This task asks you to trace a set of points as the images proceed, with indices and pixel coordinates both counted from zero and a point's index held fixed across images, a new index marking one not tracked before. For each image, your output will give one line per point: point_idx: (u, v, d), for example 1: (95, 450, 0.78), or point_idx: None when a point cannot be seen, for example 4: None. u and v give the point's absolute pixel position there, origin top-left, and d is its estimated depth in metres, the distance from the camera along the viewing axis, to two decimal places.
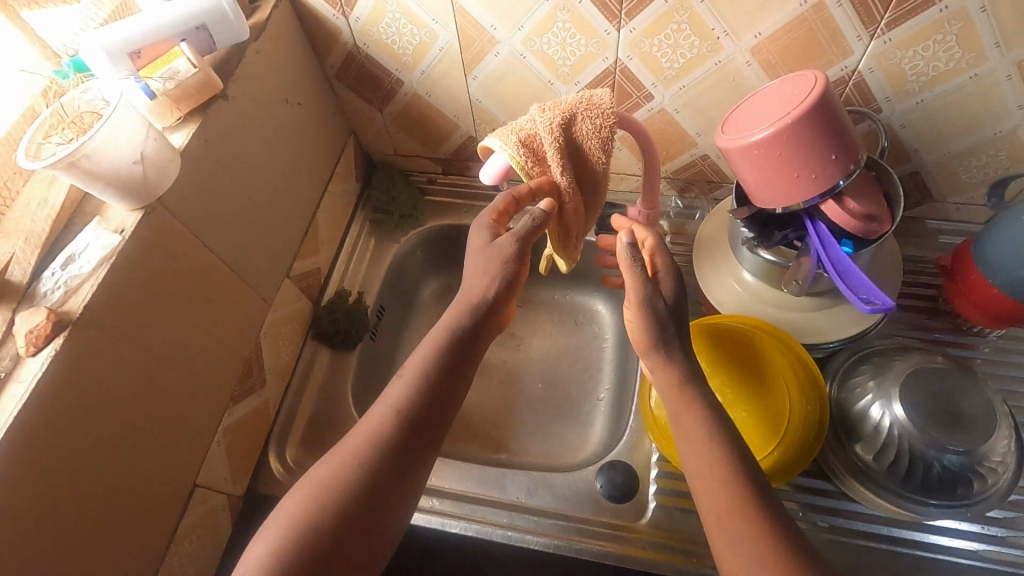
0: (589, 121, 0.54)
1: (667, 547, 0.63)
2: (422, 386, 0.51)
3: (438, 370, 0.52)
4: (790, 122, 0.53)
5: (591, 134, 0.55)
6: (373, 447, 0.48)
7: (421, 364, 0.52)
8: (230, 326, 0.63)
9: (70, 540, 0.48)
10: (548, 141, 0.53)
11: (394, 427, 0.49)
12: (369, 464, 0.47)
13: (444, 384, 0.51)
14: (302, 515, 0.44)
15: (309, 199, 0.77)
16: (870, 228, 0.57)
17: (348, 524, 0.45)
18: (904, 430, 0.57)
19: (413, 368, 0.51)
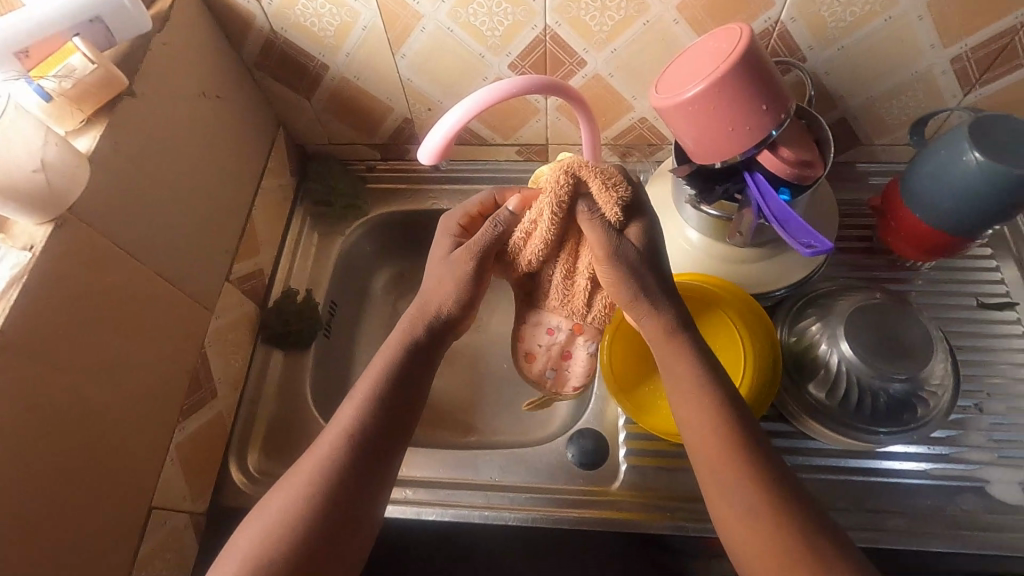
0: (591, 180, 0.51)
1: (642, 504, 0.64)
2: (377, 398, 0.50)
3: (395, 382, 0.50)
4: (720, 76, 0.54)
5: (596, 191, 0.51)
6: (335, 465, 0.47)
7: (375, 379, 0.50)
8: (171, 338, 0.60)
9: None
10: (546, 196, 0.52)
11: (352, 441, 0.48)
12: (331, 481, 0.46)
13: (402, 395, 0.50)
14: (273, 525, 0.45)
15: (242, 196, 0.73)
16: (804, 173, 0.59)
17: (323, 529, 0.45)
18: (851, 365, 0.60)
19: (383, 363, 0.51)
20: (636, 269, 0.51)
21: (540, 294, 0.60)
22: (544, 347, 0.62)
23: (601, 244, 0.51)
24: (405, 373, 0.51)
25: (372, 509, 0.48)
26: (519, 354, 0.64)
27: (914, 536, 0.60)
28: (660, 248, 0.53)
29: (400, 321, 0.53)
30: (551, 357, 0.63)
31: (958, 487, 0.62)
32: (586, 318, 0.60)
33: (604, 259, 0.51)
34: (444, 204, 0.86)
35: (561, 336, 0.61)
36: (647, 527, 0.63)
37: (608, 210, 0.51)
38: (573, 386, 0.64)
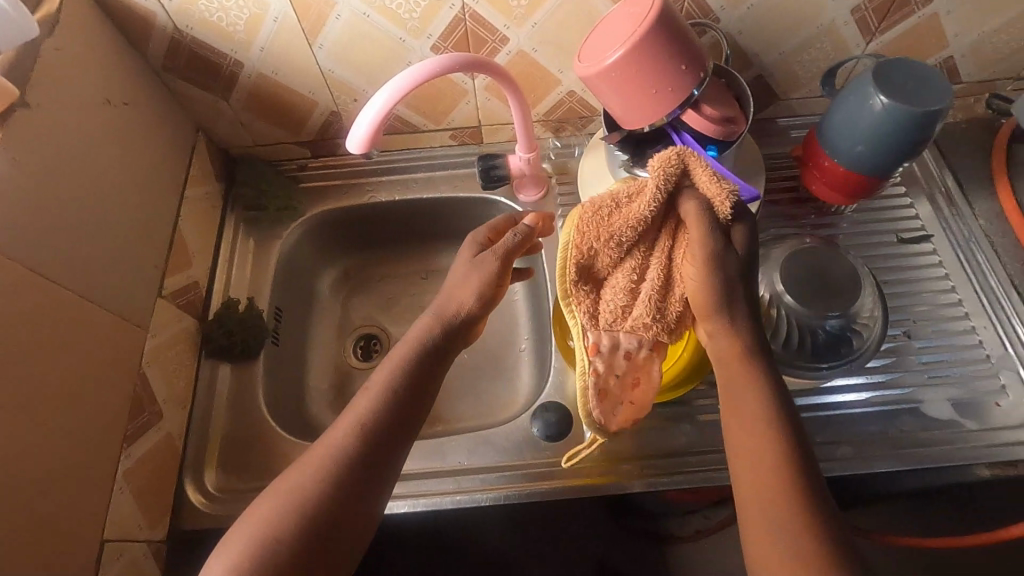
0: (703, 175, 0.54)
1: (609, 468, 0.66)
2: (394, 388, 0.53)
3: (411, 374, 0.54)
4: (638, 39, 0.55)
5: (706, 184, 0.54)
6: (343, 456, 0.49)
7: (393, 370, 0.54)
8: (104, 361, 0.56)
9: None
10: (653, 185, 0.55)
11: (365, 432, 0.50)
12: (336, 471, 0.48)
13: (418, 387, 0.54)
14: (271, 515, 0.46)
15: (166, 207, 0.69)
16: (728, 129, 0.61)
17: (318, 519, 0.46)
18: (789, 308, 0.63)
19: (400, 357, 0.55)
20: (730, 275, 0.54)
21: (617, 307, 0.59)
22: (617, 369, 0.60)
23: (705, 239, 0.53)
24: (419, 368, 0.54)
25: (374, 496, 0.49)
26: (588, 397, 0.59)
27: (861, 460, 0.64)
28: (755, 255, 0.56)
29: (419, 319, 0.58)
30: (624, 385, 0.60)
31: (896, 410, 0.67)
32: (664, 334, 0.59)
33: (701, 251, 0.53)
34: (382, 196, 0.85)
35: (639, 354, 0.60)
36: (615, 489, 0.65)
37: (722, 203, 0.54)
38: (626, 420, 0.60)
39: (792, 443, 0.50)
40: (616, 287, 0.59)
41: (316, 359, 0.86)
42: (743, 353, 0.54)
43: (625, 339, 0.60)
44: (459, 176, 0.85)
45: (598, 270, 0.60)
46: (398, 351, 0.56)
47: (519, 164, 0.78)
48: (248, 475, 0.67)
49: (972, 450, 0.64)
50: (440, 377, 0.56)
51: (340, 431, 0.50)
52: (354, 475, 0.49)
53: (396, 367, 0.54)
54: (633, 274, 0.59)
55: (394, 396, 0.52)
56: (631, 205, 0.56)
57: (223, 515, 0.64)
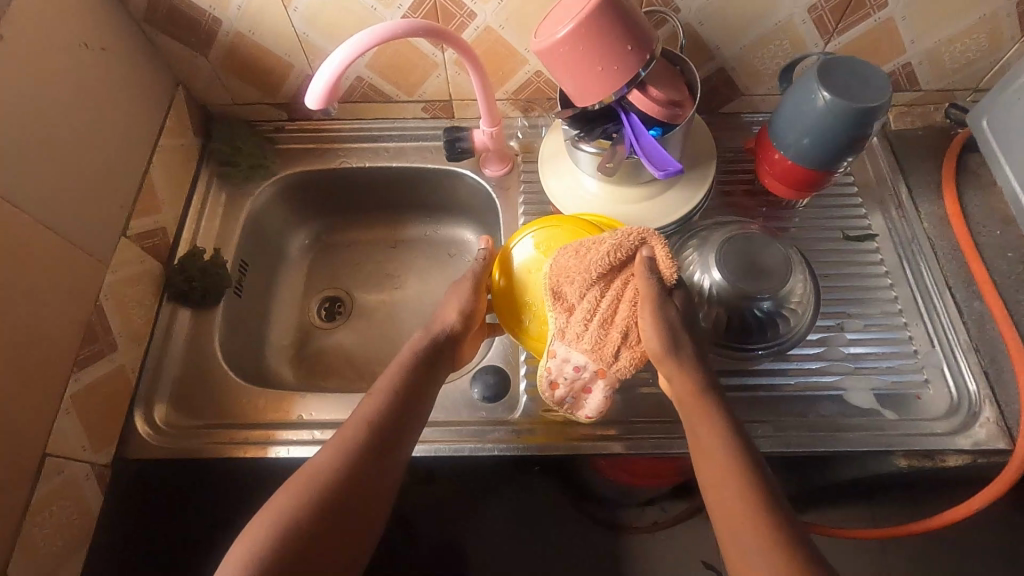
0: (659, 247, 0.59)
1: (539, 430, 0.69)
2: (397, 387, 0.58)
3: (412, 377, 0.59)
4: (587, 16, 0.57)
5: (661, 255, 0.59)
6: (360, 441, 0.53)
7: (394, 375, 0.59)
8: (58, 289, 0.59)
9: None
10: (614, 241, 0.59)
11: (375, 420, 0.55)
12: (355, 456, 0.52)
13: (418, 388, 0.59)
14: (283, 512, 0.48)
15: (138, 153, 0.72)
16: (673, 112, 0.64)
17: (329, 515, 0.49)
18: (720, 289, 0.65)
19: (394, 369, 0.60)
20: (673, 325, 0.58)
21: (575, 330, 0.61)
22: (568, 379, 0.61)
23: (654, 292, 0.58)
24: (413, 376, 0.59)
25: (386, 479, 0.54)
26: (542, 379, 0.62)
27: (780, 439, 0.66)
28: (694, 323, 0.60)
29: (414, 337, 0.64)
30: (572, 388, 0.62)
31: (820, 396, 0.69)
32: (612, 369, 0.60)
33: (649, 306, 0.58)
34: (353, 162, 0.87)
35: (585, 374, 0.61)
36: (543, 450, 0.68)
37: (666, 271, 0.59)
38: (587, 415, 0.63)
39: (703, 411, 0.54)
40: (576, 316, 0.61)
41: (278, 315, 0.89)
42: (698, 395, 0.56)
43: (575, 357, 0.61)
44: (429, 148, 0.88)
45: (559, 298, 0.62)
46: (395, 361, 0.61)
47: (482, 138, 0.80)
48: (197, 413, 0.70)
49: (889, 438, 0.66)
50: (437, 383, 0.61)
51: (350, 424, 0.55)
52: (375, 456, 0.53)
53: (396, 372, 0.59)
54: (591, 313, 0.60)
55: (399, 393, 0.57)
56: (589, 255, 0.60)
57: (167, 447, 0.68)
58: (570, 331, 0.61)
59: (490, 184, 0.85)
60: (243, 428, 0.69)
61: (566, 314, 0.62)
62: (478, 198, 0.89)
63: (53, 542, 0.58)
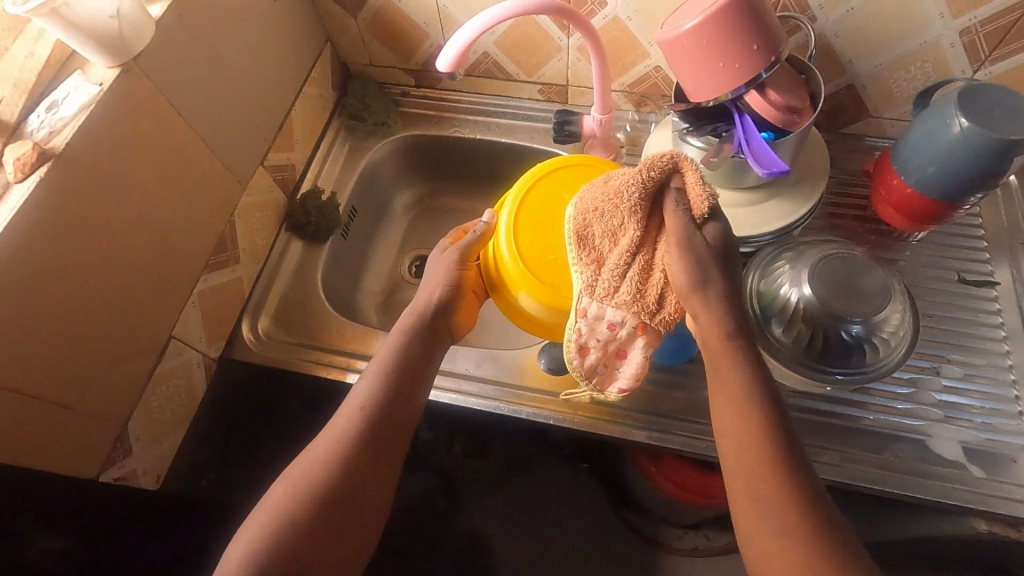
0: (693, 172, 0.55)
1: (595, 409, 0.71)
2: (388, 378, 0.61)
3: (403, 364, 0.62)
4: (717, 11, 0.58)
5: (693, 183, 0.56)
6: (353, 440, 0.57)
7: (387, 361, 0.62)
8: (204, 198, 0.68)
9: (50, 361, 0.53)
10: (640, 171, 0.56)
11: (364, 418, 0.58)
12: (346, 455, 0.56)
13: (405, 377, 0.62)
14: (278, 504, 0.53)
15: (285, 96, 0.82)
16: (790, 119, 0.63)
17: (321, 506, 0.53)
18: (809, 305, 0.63)
19: (381, 359, 0.63)
20: (702, 257, 0.55)
21: (609, 282, 0.58)
22: (601, 340, 0.60)
23: (684, 227, 0.55)
24: (399, 364, 0.62)
25: (382, 471, 0.57)
26: (571, 348, 0.61)
27: (844, 470, 0.64)
28: (728, 257, 0.58)
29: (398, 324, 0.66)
30: (605, 353, 0.61)
31: (897, 436, 0.65)
32: (652, 320, 0.59)
33: (679, 253, 0.55)
34: (465, 133, 0.93)
35: (622, 332, 0.59)
36: (595, 428, 0.70)
37: (698, 201, 0.56)
38: (619, 387, 0.63)
39: (735, 386, 0.54)
40: (608, 266, 0.58)
41: (373, 263, 0.96)
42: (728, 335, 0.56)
43: (610, 314, 0.59)
44: (538, 129, 0.92)
45: (589, 244, 0.59)
46: (385, 346, 0.63)
47: (591, 124, 0.83)
48: (294, 332, 0.79)
49: (970, 496, 0.62)
50: (429, 364, 0.64)
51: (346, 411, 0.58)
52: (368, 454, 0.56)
53: (387, 361, 0.62)
54: (624, 259, 0.58)
55: (388, 386, 0.60)
56: (617, 185, 0.58)
57: (263, 356, 0.76)
58: (604, 278, 0.58)
59: None
60: (328, 353, 0.77)
61: (603, 261, 0.59)
62: None
63: (164, 413, 0.67)
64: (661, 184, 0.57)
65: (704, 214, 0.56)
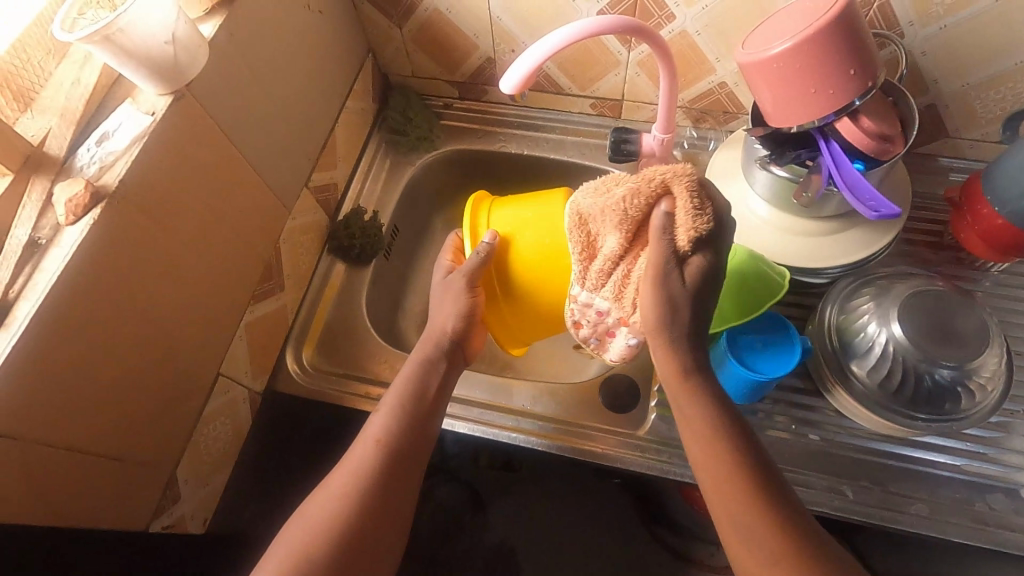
0: (686, 199, 0.50)
1: (664, 452, 0.67)
2: (405, 409, 0.58)
3: (420, 392, 0.60)
4: (811, 35, 0.54)
5: (684, 210, 0.51)
6: (363, 474, 0.54)
7: (402, 392, 0.60)
8: (252, 225, 0.64)
9: (100, 414, 0.49)
10: (622, 193, 0.52)
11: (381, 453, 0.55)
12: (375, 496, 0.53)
13: (419, 405, 0.59)
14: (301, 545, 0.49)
15: (329, 111, 0.77)
16: (882, 148, 0.58)
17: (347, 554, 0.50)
18: (899, 348, 0.59)
19: (396, 391, 0.60)
20: (676, 297, 0.51)
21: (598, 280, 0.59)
22: (591, 322, 0.63)
23: (659, 259, 0.51)
24: (421, 394, 0.60)
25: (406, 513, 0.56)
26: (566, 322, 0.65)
27: (935, 524, 0.61)
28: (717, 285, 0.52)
29: (411, 357, 0.63)
30: (595, 331, 0.64)
31: (989, 486, 0.62)
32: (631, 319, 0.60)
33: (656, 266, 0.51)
34: (512, 148, 0.89)
35: (609, 319, 0.62)
36: (669, 472, 0.65)
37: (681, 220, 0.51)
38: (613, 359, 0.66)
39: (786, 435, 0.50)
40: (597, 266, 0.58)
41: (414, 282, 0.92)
42: (685, 377, 0.51)
43: (598, 304, 0.61)
44: (589, 145, 0.87)
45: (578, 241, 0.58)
46: (401, 377, 0.61)
47: (651, 143, 0.78)
48: (340, 362, 0.75)
49: None
50: (446, 395, 0.62)
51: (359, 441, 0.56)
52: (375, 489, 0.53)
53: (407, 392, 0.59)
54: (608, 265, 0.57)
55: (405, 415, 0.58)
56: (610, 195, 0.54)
57: (310, 388, 0.72)
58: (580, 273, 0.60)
59: None
60: (376, 384, 0.73)
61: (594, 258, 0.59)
62: None
63: (211, 453, 0.63)
64: (647, 204, 0.52)
65: (689, 247, 0.51)
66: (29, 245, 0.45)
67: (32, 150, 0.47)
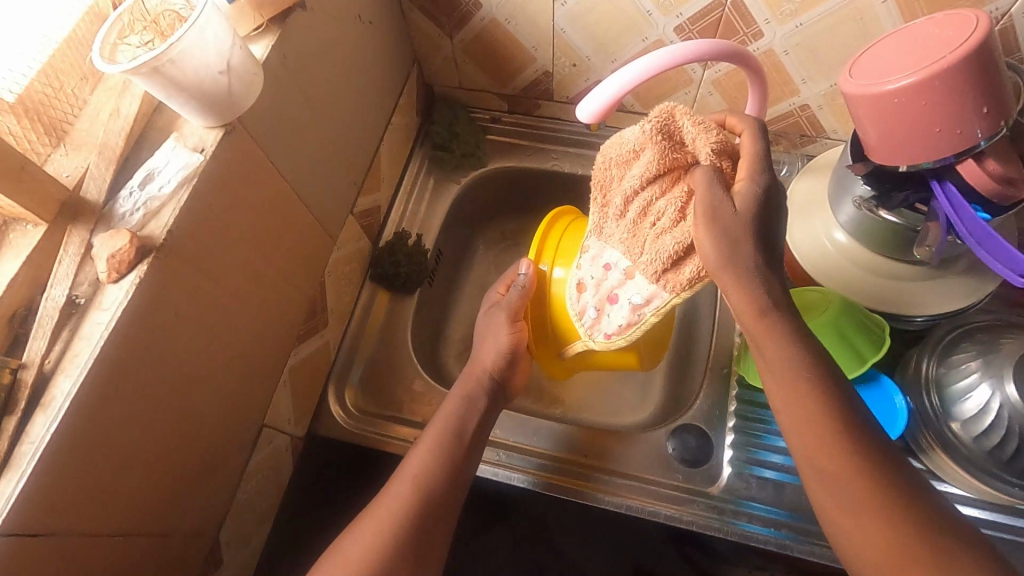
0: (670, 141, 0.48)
1: (743, 514, 0.61)
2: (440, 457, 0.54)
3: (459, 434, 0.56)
4: (939, 70, 0.48)
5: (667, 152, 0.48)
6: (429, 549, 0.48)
7: (440, 429, 0.56)
8: (298, 260, 0.58)
9: (137, 490, 0.44)
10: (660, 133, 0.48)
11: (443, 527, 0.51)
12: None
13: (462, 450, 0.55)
14: None
15: (376, 129, 0.71)
16: (1007, 192, 0.51)
17: None
18: (1016, 413, 0.53)
19: (434, 430, 0.56)
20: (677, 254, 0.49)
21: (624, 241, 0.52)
22: (596, 280, 0.56)
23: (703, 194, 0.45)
24: (458, 437, 0.55)
25: None
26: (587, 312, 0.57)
27: None
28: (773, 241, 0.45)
29: (452, 393, 0.60)
30: (600, 295, 0.56)
31: None
32: (670, 272, 0.49)
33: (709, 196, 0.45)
34: (566, 167, 0.82)
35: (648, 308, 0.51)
36: (748, 538, 0.60)
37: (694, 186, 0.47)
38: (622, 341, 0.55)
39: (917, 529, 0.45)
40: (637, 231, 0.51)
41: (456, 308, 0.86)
42: (763, 311, 0.44)
43: (634, 295, 0.52)
44: None
45: (596, 278, 0.56)
46: (442, 414, 0.58)
47: None
48: (386, 403, 0.69)
49: None
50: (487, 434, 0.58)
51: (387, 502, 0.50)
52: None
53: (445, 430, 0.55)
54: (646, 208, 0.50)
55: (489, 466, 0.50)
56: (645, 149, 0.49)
57: (353, 434, 0.67)
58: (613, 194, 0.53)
59: None
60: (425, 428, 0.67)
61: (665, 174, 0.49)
62: None
63: (252, 511, 0.59)
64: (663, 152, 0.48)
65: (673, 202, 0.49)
66: (66, 307, 0.39)
67: (68, 195, 0.41)
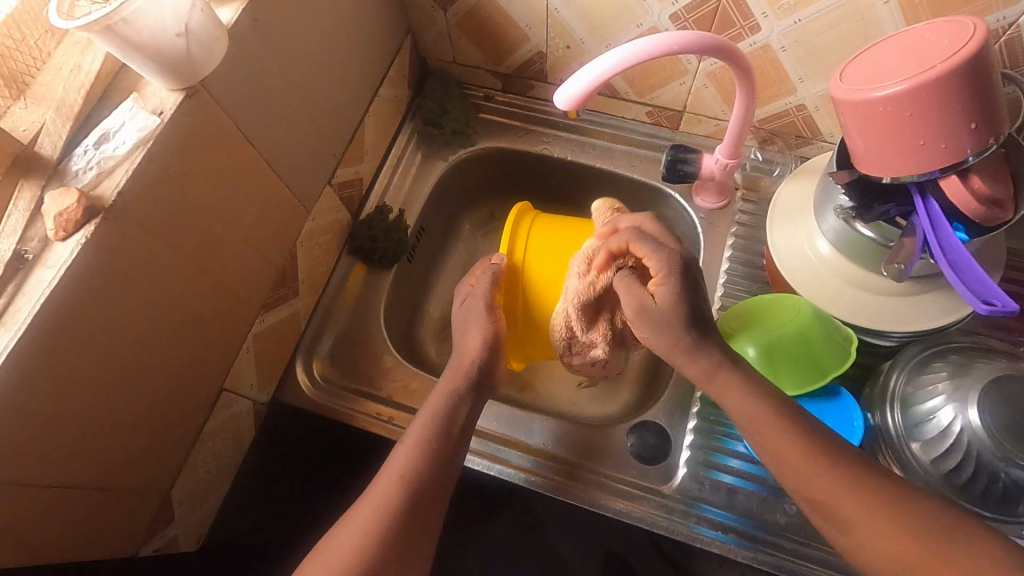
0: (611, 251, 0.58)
1: (692, 515, 0.61)
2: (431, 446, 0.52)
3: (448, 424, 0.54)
4: (931, 79, 0.46)
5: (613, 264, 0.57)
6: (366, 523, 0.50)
7: (430, 424, 0.53)
8: (267, 228, 0.58)
9: (81, 442, 0.45)
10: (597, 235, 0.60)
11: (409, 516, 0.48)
12: None
13: None
14: None
15: (361, 100, 0.70)
16: (990, 214, 0.49)
17: None
18: (975, 439, 0.52)
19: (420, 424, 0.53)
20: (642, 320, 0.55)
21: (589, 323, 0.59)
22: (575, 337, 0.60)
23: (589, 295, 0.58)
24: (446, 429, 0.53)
25: None
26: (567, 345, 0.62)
27: None
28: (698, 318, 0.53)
29: (436, 389, 0.57)
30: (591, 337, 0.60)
31: None
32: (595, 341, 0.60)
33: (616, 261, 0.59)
34: (555, 152, 0.81)
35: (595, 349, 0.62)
36: (693, 538, 0.60)
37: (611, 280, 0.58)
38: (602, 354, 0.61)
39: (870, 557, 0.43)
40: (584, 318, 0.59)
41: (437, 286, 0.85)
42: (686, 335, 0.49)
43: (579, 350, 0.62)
44: (640, 156, 0.80)
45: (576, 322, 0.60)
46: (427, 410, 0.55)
47: (712, 165, 0.70)
48: (353, 376, 0.70)
49: None
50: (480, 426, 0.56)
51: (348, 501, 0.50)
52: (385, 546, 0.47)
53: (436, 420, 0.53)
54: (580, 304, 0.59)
55: None
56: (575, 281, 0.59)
57: (316, 403, 0.67)
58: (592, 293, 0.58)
59: (697, 214, 0.76)
60: (387, 404, 0.68)
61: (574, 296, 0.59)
62: (678, 222, 0.79)
63: (208, 469, 0.60)
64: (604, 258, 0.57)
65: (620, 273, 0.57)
66: (13, 260, 0.40)
67: (22, 149, 0.41)
